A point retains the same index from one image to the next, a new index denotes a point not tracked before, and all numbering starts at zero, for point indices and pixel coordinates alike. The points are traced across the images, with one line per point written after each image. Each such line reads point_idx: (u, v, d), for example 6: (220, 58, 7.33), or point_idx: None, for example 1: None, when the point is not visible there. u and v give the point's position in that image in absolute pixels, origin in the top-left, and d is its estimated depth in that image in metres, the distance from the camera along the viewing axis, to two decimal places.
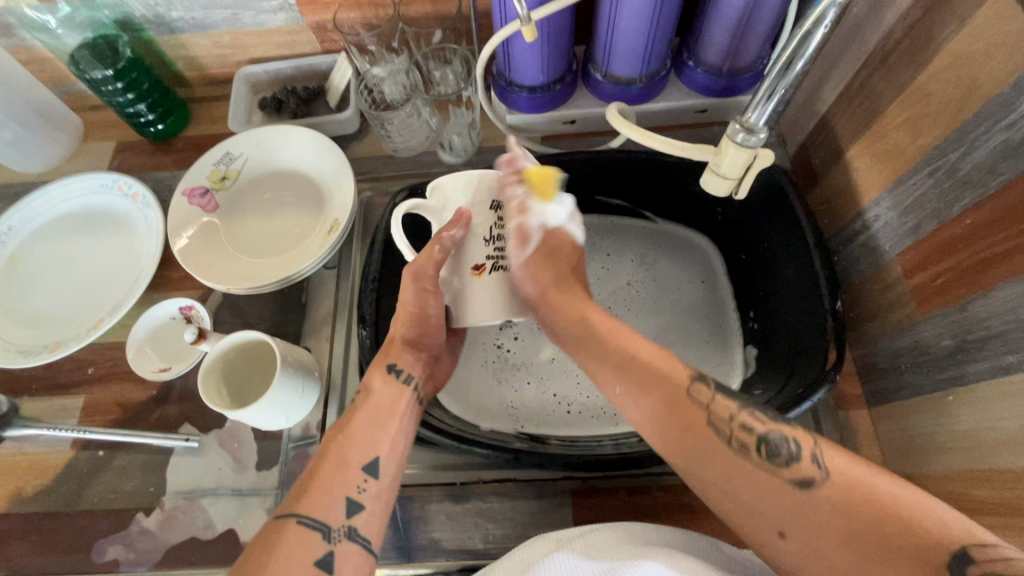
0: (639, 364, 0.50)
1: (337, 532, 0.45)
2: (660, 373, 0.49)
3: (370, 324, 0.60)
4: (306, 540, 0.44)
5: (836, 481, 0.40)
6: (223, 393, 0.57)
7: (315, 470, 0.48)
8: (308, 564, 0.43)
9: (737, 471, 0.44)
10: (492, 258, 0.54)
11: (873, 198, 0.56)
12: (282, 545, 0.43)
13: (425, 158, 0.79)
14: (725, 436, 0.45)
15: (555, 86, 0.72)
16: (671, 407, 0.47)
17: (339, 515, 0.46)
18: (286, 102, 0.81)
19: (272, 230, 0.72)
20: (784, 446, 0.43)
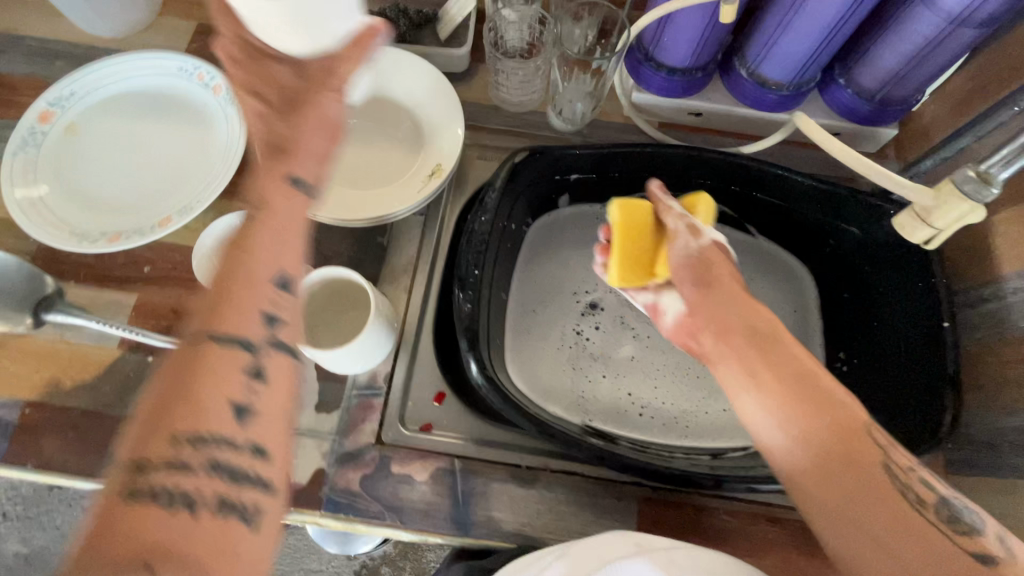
0: (820, 387, 0.45)
1: (262, 347, 0.40)
2: (840, 400, 0.44)
3: (468, 289, 0.54)
4: (224, 356, 0.39)
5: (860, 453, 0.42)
6: (301, 330, 0.54)
7: (193, 360, 0.39)
8: (236, 372, 0.39)
9: (910, 520, 0.40)
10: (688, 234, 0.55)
11: (1018, 268, 0.54)
12: (200, 366, 0.38)
13: (532, 118, 0.74)
14: (901, 487, 0.41)
15: (696, 74, 0.66)
16: (840, 431, 0.43)
17: (236, 367, 0.39)
18: (395, 23, 0.74)
19: (363, 158, 0.66)
20: (965, 514, 0.40)
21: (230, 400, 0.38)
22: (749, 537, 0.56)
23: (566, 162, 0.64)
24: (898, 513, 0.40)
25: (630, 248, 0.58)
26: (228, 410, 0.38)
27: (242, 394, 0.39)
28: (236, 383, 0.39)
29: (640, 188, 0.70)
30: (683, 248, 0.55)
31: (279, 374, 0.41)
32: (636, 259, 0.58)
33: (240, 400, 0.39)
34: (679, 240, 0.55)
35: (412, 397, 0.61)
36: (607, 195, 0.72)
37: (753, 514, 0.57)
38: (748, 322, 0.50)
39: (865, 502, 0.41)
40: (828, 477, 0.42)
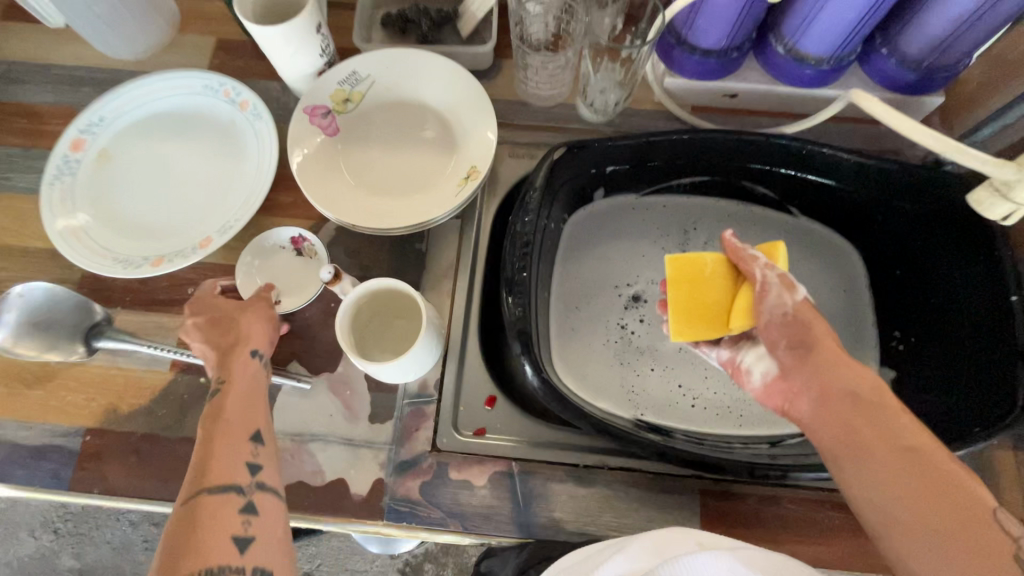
0: (933, 464, 0.42)
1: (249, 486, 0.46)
2: (954, 482, 0.41)
3: (518, 290, 0.54)
4: (222, 504, 0.44)
5: (956, 511, 0.40)
6: (354, 343, 0.54)
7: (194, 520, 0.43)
8: (233, 513, 0.44)
9: None
10: (776, 295, 0.51)
11: None
12: (200, 519, 0.43)
13: (561, 111, 0.72)
14: None
15: (732, 53, 0.64)
16: (927, 482, 0.42)
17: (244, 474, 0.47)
18: (417, 24, 0.73)
19: (395, 165, 0.66)
20: None
21: (232, 536, 0.43)
22: (813, 523, 0.56)
23: (603, 154, 0.63)
24: None
25: (693, 301, 0.54)
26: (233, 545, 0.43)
27: (241, 528, 0.44)
28: (237, 521, 0.44)
29: (679, 176, 0.69)
30: (774, 307, 0.51)
31: (269, 511, 0.46)
32: (700, 309, 0.54)
33: (240, 532, 0.43)
34: (766, 298, 0.51)
35: (463, 402, 0.60)
36: (641, 185, 0.71)
37: (818, 501, 0.56)
38: (836, 373, 0.48)
39: (938, 542, 0.40)
40: (907, 519, 0.42)
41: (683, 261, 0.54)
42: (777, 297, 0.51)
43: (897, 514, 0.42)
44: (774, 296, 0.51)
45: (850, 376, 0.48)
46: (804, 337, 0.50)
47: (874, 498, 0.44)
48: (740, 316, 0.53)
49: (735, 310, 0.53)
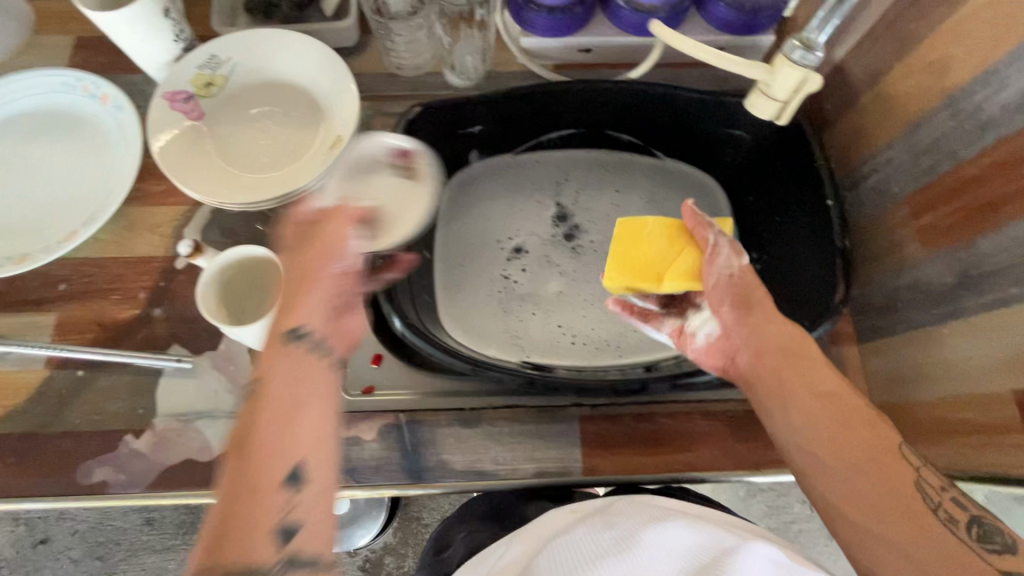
0: (851, 407, 0.46)
1: (297, 468, 0.40)
2: (873, 422, 0.45)
3: (381, 243, 0.57)
4: (272, 465, 0.39)
5: (880, 444, 0.44)
6: (223, 311, 0.55)
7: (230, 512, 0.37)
8: (275, 474, 0.39)
9: (935, 533, 0.41)
10: (727, 258, 0.53)
11: (886, 142, 0.58)
12: (254, 437, 0.40)
13: (430, 79, 0.74)
14: (934, 506, 0.42)
15: (575, 8, 0.67)
16: (852, 426, 0.45)
17: (296, 451, 0.40)
18: (279, 7, 0.74)
19: (263, 144, 0.67)
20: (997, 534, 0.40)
21: (279, 486, 0.38)
22: (683, 434, 0.59)
23: (462, 113, 0.66)
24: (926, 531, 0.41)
25: (636, 256, 0.58)
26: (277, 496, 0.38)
27: (285, 497, 0.38)
28: (275, 484, 0.39)
29: (545, 129, 0.73)
30: (725, 267, 0.53)
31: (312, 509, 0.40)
32: (641, 263, 0.57)
33: (286, 508, 0.38)
34: (722, 259, 0.53)
35: (350, 362, 0.62)
36: (513, 142, 0.73)
37: (687, 413, 0.60)
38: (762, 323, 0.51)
39: (865, 473, 0.43)
40: (842, 450, 0.44)
41: (629, 221, 0.59)
42: (728, 259, 0.54)
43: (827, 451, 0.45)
44: (724, 258, 0.54)
45: (777, 329, 0.51)
46: (745, 296, 0.53)
47: (807, 437, 0.46)
48: (683, 275, 0.55)
49: (679, 271, 0.56)
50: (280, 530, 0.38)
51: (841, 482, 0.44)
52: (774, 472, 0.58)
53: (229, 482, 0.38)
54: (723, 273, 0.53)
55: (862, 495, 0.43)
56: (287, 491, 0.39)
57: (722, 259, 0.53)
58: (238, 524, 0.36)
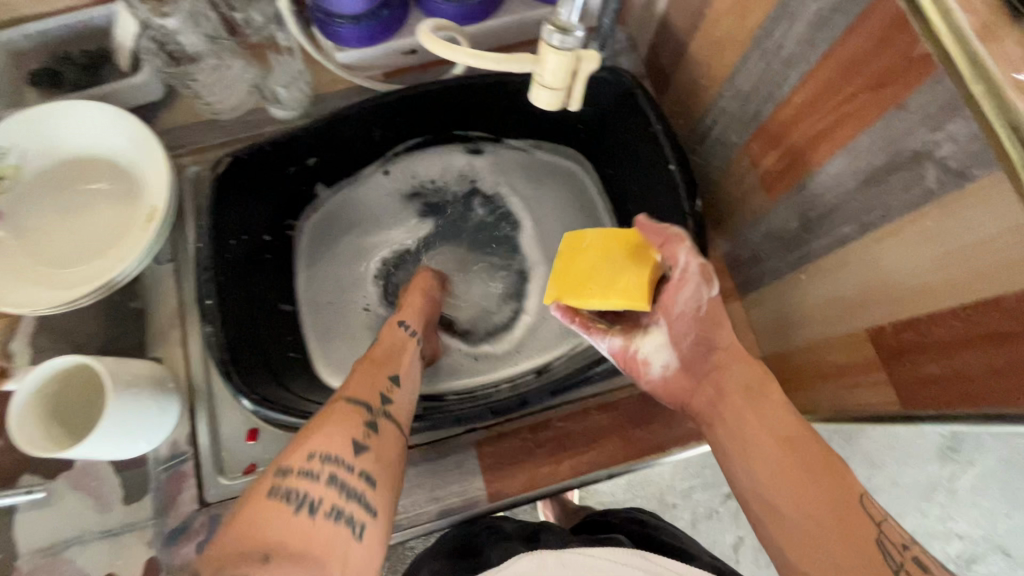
0: (812, 451, 0.42)
1: (348, 462, 0.42)
2: (836, 469, 0.41)
3: (213, 318, 0.52)
4: (316, 462, 0.41)
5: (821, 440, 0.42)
6: (57, 434, 0.50)
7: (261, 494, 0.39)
8: (320, 481, 0.40)
9: None
10: (695, 285, 0.46)
11: (717, 91, 0.55)
12: (287, 466, 0.40)
13: (253, 118, 0.68)
14: (894, 566, 0.37)
15: (383, 12, 0.62)
16: (816, 470, 0.41)
17: (347, 448, 0.42)
18: (63, 73, 0.66)
19: (77, 232, 0.60)
20: None
21: (301, 511, 0.38)
22: (584, 434, 0.57)
23: (283, 150, 0.60)
24: None
25: (580, 272, 0.49)
26: (298, 519, 0.38)
27: (316, 506, 0.39)
28: (314, 493, 0.39)
29: (388, 145, 0.67)
30: (689, 300, 0.47)
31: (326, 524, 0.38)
32: (587, 287, 0.48)
33: (317, 510, 0.39)
34: (683, 289, 0.47)
35: (224, 445, 0.58)
36: (357, 166, 0.68)
37: (582, 411, 0.58)
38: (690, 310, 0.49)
39: (814, 465, 0.41)
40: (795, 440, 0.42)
41: (575, 235, 0.51)
42: (693, 289, 0.46)
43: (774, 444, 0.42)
44: (686, 288, 0.47)
45: (746, 365, 0.46)
46: (710, 329, 0.47)
47: (752, 432, 0.44)
48: (638, 296, 0.47)
49: (632, 290, 0.47)
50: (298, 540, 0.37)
51: (790, 481, 0.41)
52: (679, 450, 0.57)
53: (234, 529, 0.38)
54: (689, 305, 0.47)
55: (803, 493, 0.40)
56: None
57: (681, 286, 0.47)
58: (264, 513, 0.38)
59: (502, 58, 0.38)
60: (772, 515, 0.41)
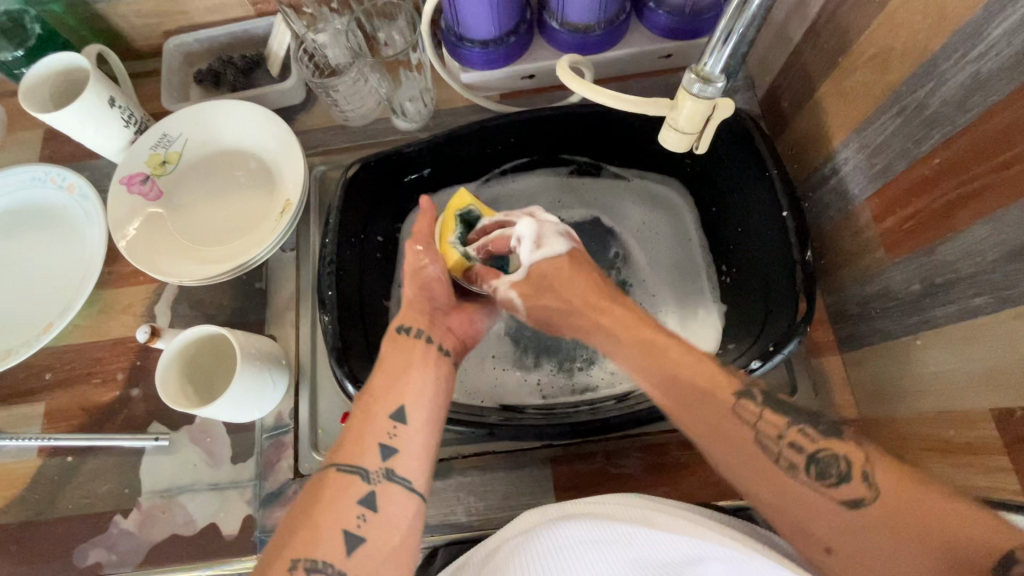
0: (706, 411, 0.45)
1: (376, 474, 0.45)
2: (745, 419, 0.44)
3: (331, 308, 0.58)
4: (347, 484, 0.45)
5: (886, 500, 0.38)
6: (189, 394, 0.56)
7: (318, 488, 0.45)
8: (352, 505, 0.44)
9: (880, 504, 0.38)
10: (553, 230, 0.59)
11: (842, 141, 0.54)
12: (325, 492, 0.44)
13: (379, 126, 0.74)
14: (842, 474, 0.40)
15: (509, 39, 0.66)
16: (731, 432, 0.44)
17: (375, 458, 0.46)
18: (224, 74, 0.74)
19: (221, 215, 0.68)
20: (863, 471, 0.40)
21: (344, 531, 0.42)
22: (661, 468, 0.57)
23: (406, 160, 0.65)
24: (881, 514, 0.38)
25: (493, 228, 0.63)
26: (343, 540, 0.42)
27: (355, 524, 0.43)
28: (352, 515, 0.43)
29: (499, 163, 0.71)
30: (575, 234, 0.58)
31: (387, 514, 0.44)
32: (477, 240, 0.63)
33: (353, 528, 0.43)
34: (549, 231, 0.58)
35: (321, 424, 0.63)
36: (466, 179, 0.72)
37: (662, 445, 0.58)
38: (664, 391, 0.47)
39: (872, 505, 0.39)
40: (849, 519, 0.39)
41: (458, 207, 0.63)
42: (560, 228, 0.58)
43: (821, 536, 0.40)
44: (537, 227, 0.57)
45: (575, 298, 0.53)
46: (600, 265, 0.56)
47: (797, 520, 0.41)
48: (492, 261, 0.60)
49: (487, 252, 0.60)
50: (340, 563, 0.41)
51: (852, 562, 0.38)
52: None
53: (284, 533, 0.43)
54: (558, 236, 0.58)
55: (881, 567, 0.37)
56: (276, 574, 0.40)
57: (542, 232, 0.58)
58: (299, 556, 0.41)
59: (640, 98, 0.45)
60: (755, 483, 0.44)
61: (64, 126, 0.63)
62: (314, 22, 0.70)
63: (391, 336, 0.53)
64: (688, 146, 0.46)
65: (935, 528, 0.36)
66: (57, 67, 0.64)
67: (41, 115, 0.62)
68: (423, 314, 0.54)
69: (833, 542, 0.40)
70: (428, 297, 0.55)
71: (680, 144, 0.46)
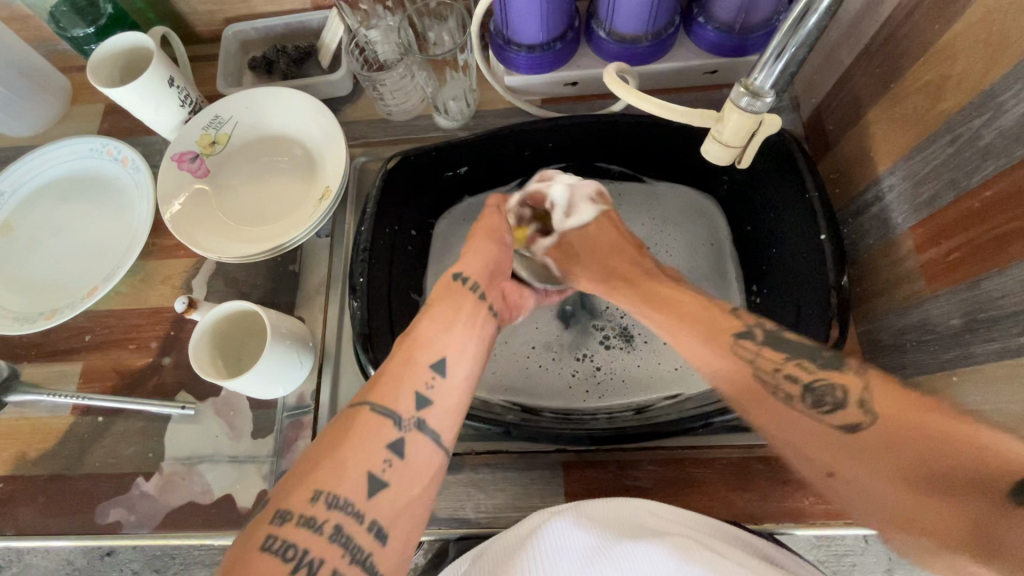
0: (708, 329, 0.47)
1: (408, 422, 0.44)
2: (739, 350, 0.46)
3: (361, 295, 0.60)
4: (379, 427, 0.43)
5: (883, 427, 0.37)
6: (219, 366, 0.58)
7: (345, 426, 0.44)
8: (380, 447, 0.43)
9: (905, 436, 0.36)
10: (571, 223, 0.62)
11: (887, 167, 0.53)
12: (357, 429, 0.43)
13: (420, 123, 0.76)
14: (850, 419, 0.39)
15: (555, 45, 0.66)
16: (750, 388, 0.44)
17: (410, 406, 0.45)
18: (277, 63, 0.77)
19: (263, 197, 0.71)
20: (829, 393, 0.41)
21: (368, 473, 0.41)
22: (676, 485, 0.57)
23: (444, 157, 0.67)
24: (899, 453, 0.36)
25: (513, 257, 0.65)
26: (368, 480, 0.41)
27: (380, 468, 0.42)
28: (378, 459, 0.42)
29: (536, 166, 0.71)
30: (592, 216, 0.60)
31: (415, 461, 0.44)
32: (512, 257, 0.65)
33: (378, 471, 0.42)
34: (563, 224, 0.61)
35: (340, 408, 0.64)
36: (501, 179, 0.72)
37: (678, 460, 0.58)
38: (733, 374, 0.45)
39: (885, 448, 0.37)
40: (841, 438, 0.39)
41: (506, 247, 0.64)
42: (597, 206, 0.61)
43: (822, 463, 0.40)
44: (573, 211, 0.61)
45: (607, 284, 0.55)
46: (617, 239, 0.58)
47: (794, 445, 0.42)
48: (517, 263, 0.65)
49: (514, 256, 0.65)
50: (360, 505, 0.40)
51: (851, 486, 0.38)
52: (773, 526, 0.55)
53: (305, 467, 0.42)
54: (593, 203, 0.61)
55: (866, 479, 0.37)
56: (286, 516, 0.39)
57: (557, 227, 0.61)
58: (323, 488, 0.40)
59: (691, 111, 0.46)
60: (785, 445, 0.42)
61: (125, 101, 0.67)
62: (368, 18, 0.73)
63: (446, 283, 0.54)
64: (732, 159, 0.48)
65: (943, 441, 0.34)
66: (126, 46, 0.68)
67: (105, 90, 0.65)
68: (484, 270, 0.55)
69: (833, 468, 0.39)
70: (495, 261, 0.56)
71: (724, 156, 0.47)
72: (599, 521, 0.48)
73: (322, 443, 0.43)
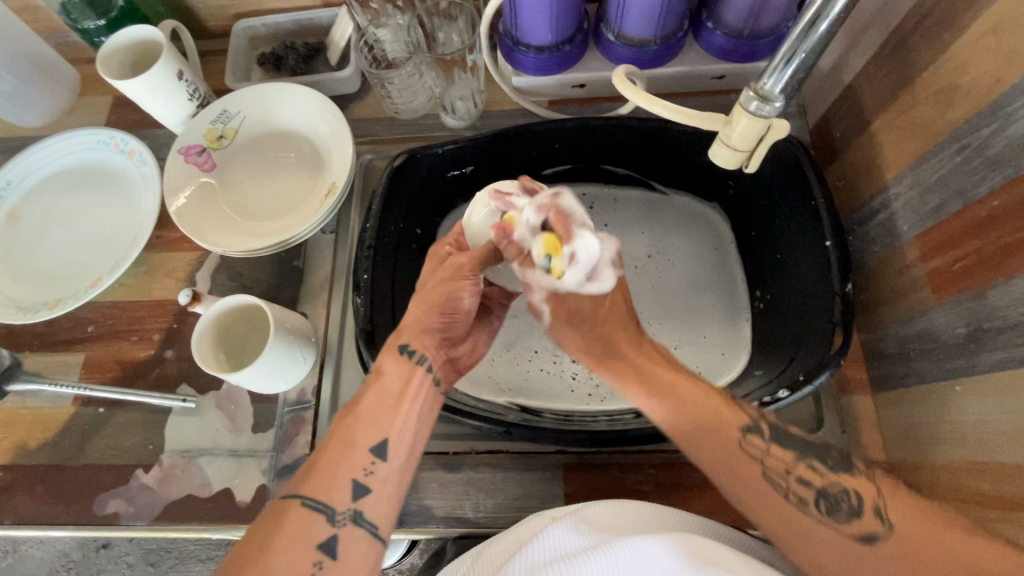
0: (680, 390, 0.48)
1: (342, 516, 0.44)
2: (719, 419, 0.47)
3: (365, 291, 0.60)
4: (311, 524, 0.43)
5: (898, 542, 0.40)
6: (221, 359, 0.58)
7: (277, 524, 0.43)
8: (311, 548, 0.43)
9: (922, 548, 0.39)
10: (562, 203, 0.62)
11: (894, 175, 0.53)
12: (287, 528, 0.43)
13: (427, 121, 0.76)
14: (859, 529, 0.42)
15: (564, 47, 0.67)
16: (722, 459, 0.46)
17: (345, 498, 0.45)
18: (286, 59, 0.77)
19: (269, 193, 0.71)
20: (844, 500, 0.43)
21: (299, 574, 0.41)
22: (676, 488, 0.57)
23: (449, 156, 0.67)
24: (915, 567, 0.38)
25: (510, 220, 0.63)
26: None
27: (311, 570, 0.42)
28: (309, 561, 0.42)
29: (542, 167, 0.71)
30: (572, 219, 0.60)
31: (351, 556, 0.43)
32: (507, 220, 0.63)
33: (309, 574, 0.42)
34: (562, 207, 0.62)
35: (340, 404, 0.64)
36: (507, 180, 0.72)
37: (680, 461, 0.57)
38: (692, 423, 0.47)
39: (896, 566, 0.39)
40: (859, 552, 0.41)
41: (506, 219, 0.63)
42: None
43: (834, 573, 0.42)
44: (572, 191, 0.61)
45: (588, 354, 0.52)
46: None
47: (803, 552, 0.43)
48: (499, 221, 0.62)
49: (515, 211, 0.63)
50: None
51: None
52: None
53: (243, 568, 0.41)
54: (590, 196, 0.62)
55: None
56: None
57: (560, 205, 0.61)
58: None
59: (700, 114, 0.46)
60: (793, 546, 0.43)
61: (136, 93, 0.67)
62: (378, 16, 0.74)
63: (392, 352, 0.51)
64: (739, 164, 0.48)
65: (954, 564, 0.37)
66: (134, 38, 0.68)
67: (114, 82, 0.65)
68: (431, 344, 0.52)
69: None
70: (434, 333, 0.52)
71: (730, 160, 0.47)
72: (601, 527, 0.48)
73: (248, 537, 0.43)
